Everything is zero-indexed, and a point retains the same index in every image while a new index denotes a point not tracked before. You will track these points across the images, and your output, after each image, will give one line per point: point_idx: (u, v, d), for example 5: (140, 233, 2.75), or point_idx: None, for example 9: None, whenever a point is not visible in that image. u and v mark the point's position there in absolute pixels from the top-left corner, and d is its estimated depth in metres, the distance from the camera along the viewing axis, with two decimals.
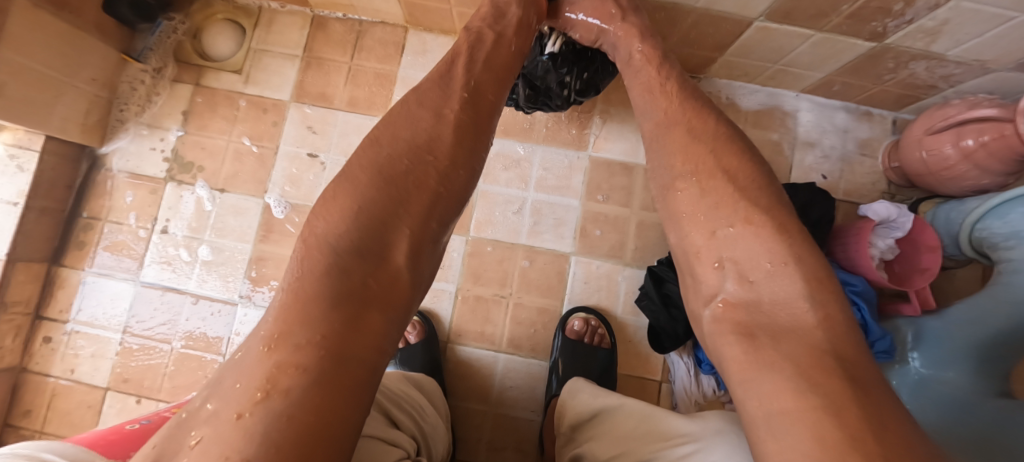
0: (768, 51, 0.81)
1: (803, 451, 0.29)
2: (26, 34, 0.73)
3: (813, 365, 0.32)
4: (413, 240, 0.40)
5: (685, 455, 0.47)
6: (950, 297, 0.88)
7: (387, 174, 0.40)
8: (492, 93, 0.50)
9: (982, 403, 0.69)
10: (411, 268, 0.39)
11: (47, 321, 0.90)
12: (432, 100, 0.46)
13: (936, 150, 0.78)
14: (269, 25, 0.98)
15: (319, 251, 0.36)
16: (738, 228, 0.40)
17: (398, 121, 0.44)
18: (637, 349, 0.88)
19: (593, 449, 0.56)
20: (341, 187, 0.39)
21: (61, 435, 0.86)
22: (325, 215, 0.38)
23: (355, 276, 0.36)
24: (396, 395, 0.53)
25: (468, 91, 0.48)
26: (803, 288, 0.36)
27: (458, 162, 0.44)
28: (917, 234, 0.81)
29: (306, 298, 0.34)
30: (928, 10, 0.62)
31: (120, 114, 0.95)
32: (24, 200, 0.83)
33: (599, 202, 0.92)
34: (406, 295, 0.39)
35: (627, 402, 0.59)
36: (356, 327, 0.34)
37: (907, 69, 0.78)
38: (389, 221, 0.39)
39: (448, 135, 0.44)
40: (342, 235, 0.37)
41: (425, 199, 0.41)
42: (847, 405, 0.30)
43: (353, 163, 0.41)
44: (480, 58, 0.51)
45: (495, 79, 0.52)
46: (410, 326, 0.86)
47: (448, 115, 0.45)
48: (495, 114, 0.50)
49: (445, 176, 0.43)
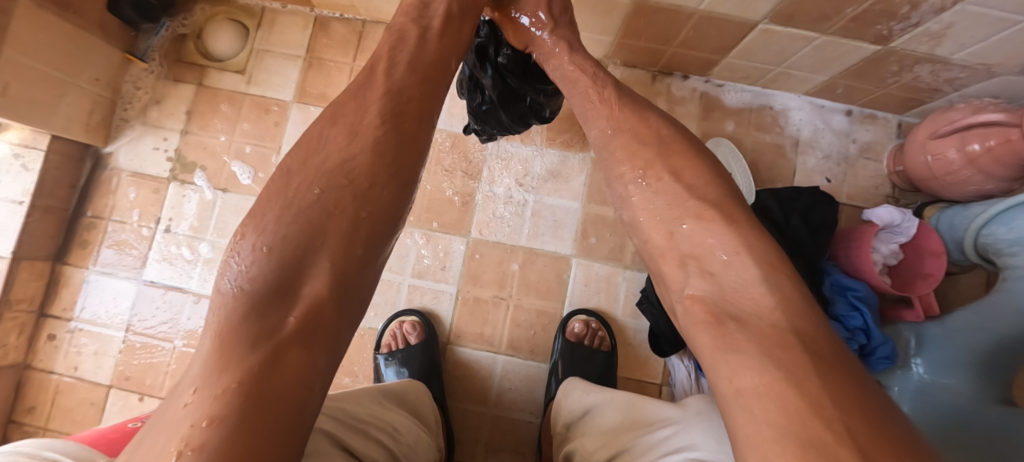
0: (770, 53, 0.80)
1: (767, 421, 0.29)
2: (29, 34, 0.74)
3: (778, 342, 0.32)
4: (337, 270, 0.33)
5: (665, 436, 0.48)
6: (953, 303, 0.87)
7: (295, 207, 0.33)
8: (425, 101, 0.41)
9: (982, 411, 0.68)
10: (338, 301, 0.32)
11: (51, 318, 0.91)
12: (346, 116, 0.37)
13: (941, 155, 0.78)
14: (271, 26, 0.98)
15: (226, 298, 0.31)
16: (691, 225, 0.40)
17: (307, 146, 0.36)
18: (637, 353, 0.87)
19: (583, 444, 0.55)
20: (244, 226, 0.33)
21: (64, 432, 0.87)
22: (229, 258, 0.32)
23: (270, 317, 0.30)
24: (356, 420, 0.51)
25: (390, 102, 0.38)
26: (758, 273, 0.36)
27: (385, 179, 0.36)
28: (921, 240, 0.81)
29: (213, 348, 0.29)
30: (933, 13, 0.61)
31: (123, 113, 0.95)
32: (29, 199, 0.84)
33: (598, 203, 0.91)
34: (336, 330, 0.32)
35: (616, 396, 0.59)
36: (271, 373, 0.28)
37: (911, 73, 0.77)
38: (301, 254, 0.32)
39: (366, 153, 0.36)
40: (247, 279, 0.31)
41: (344, 225, 0.33)
42: (808, 376, 0.29)
43: (259, 197, 0.34)
44: (402, 61, 0.41)
45: (415, 85, 0.41)
46: (411, 327, 0.86)
47: (366, 129, 0.37)
48: (425, 123, 0.40)
49: (366, 197, 0.34)
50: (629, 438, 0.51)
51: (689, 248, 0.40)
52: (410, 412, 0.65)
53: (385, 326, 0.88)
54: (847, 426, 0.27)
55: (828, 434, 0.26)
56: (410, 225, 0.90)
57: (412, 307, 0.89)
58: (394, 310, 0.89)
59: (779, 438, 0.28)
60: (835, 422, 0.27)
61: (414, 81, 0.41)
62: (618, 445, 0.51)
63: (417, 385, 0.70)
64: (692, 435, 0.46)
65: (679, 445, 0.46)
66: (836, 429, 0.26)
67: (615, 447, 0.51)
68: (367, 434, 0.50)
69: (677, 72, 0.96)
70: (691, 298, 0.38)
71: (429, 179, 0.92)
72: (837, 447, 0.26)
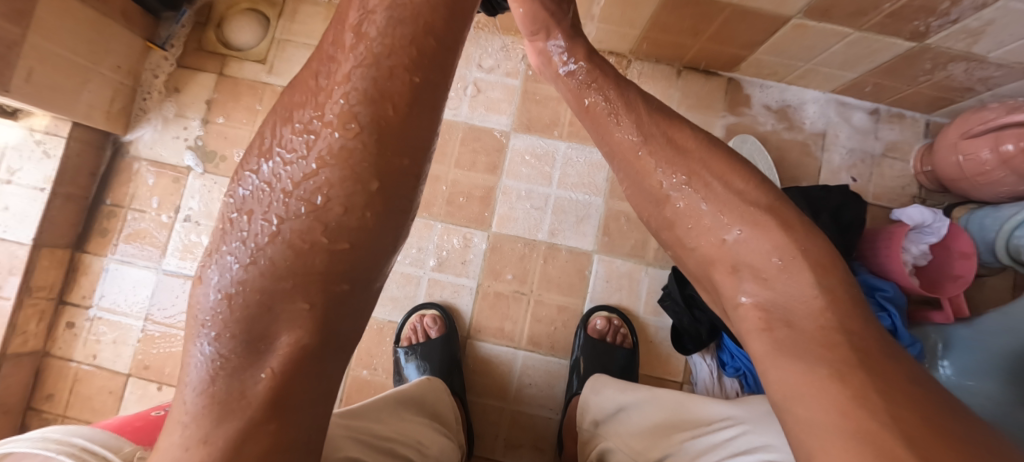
0: (801, 49, 0.79)
1: (811, 418, 0.28)
2: (52, 20, 0.73)
3: (822, 342, 0.31)
4: (315, 321, 0.27)
5: (731, 436, 0.48)
6: (980, 306, 0.86)
7: (252, 242, 0.26)
8: (417, 72, 0.26)
9: (1011, 414, 0.68)
10: (318, 352, 0.29)
11: (70, 306, 0.91)
12: (302, 107, 0.26)
13: (974, 155, 0.76)
14: (293, 16, 0.97)
15: (199, 356, 0.28)
16: (748, 231, 0.37)
17: (260, 154, 0.26)
18: (658, 350, 0.87)
19: (627, 443, 0.55)
20: (205, 260, 0.27)
21: (83, 419, 0.87)
22: (194, 305, 0.28)
23: (246, 376, 0.28)
24: (379, 437, 0.49)
25: (368, 77, 0.25)
26: (811, 276, 0.34)
27: (365, 201, 0.25)
28: (951, 240, 0.80)
29: (195, 409, 0.28)
30: (974, 9, 0.60)
31: (143, 102, 0.95)
32: (50, 186, 0.84)
33: (620, 199, 0.90)
34: (323, 379, 0.30)
35: (658, 393, 0.59)
36: (246, 441, 0.28)
37: (944, 71, 0.76)
38: (268, 300, 0.26)
39: (331, 163, 0.25)
40: (214, 334, 0.27)
41: (317, 267, 0.25)
42: (853, 370, 0.28)
43: (218, 223, 0.28)
44: (380, 6, 0.26)
45: (407, 45, 0.26)
46: (432, 320, 0.85)
47: (327, 129, 0.25)
48: (423, 104, 0.26)
49: (339, 227, 0.25)
50: (687, 436, 0.51)
51: (754, 266, 0.37)
52: (429, 412, 0.64)
53: (406, 318, 0.87)
54: (895, 415, 0.25)
55: (873, 423, 0.25)
56: (432, 217, 0.90)
57: (432, 300, 0.88)
58: (413, 304, 0.89)
59: (823, 433, 0.27)
60: (882, 413, 0.26)
61: (399, 39, 0.25)
62: (671, 443, 0.51)
63: (436, 384, 0.69)
64: (765, 435, 0.45)
65: (751, 445, 0.45)
66: (882, 419, 0.25)
67: (667, 446, 0.51)
68: (392, 452, 0.48)
69: (693, 66, 0.94)
70: (747, 306, 0.37)
71: (451, 174, 0.91)
72: (884, 435, 0.25)
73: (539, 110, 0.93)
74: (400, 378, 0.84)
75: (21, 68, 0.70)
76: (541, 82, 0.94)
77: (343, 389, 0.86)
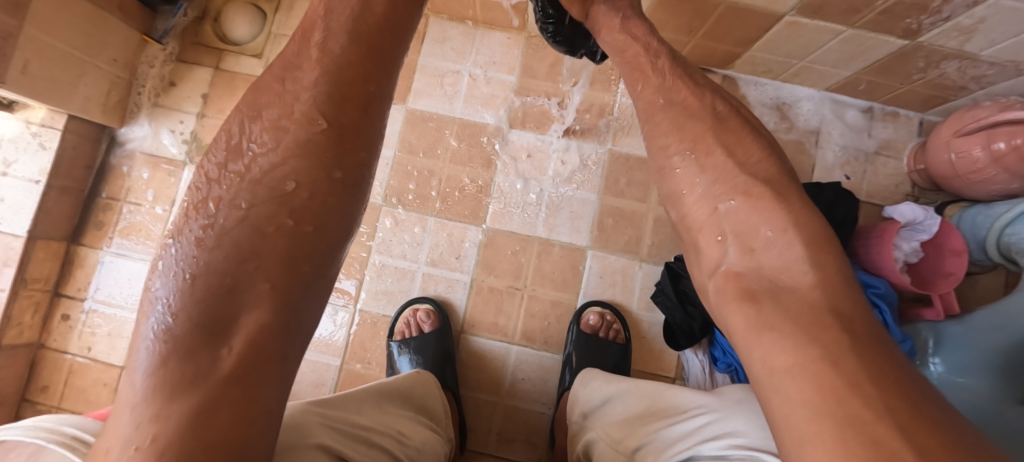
0: (794, 47, 0.79)
1: (803, 402, 0.27)
2: (47, 12, 0.73)
3: (812, 320, 0.30)
4: (276, 294, 0.32)
5: (701, 425, 0.48)
6: (972, 304, 0.86)
7: (217, 224, 0.31)
8: (371, 83, 0.36)
9: (1002, 411, 0.68)
10: (281, 325, 0.32)
11: (65, 298, 0.91)
12: (269, 108, 0.33)
13: (966, 153, 0.77)
14: (289, 11, 0.97)
15: (148, 339, 0.30)
16: (738, 202, 0.37)
17: (227, 150, 0.32)
18: (651, 346, 0.87)
19: (608, 432, 0.56)
20: (166, 245, 0.32)
21: (77, 411, 0.87)
22: (151, 288, 0.31)
23: (205, 354, 0.30)
24: (353, 429, 0.49)
25: (327, 85, 0.34)
26: (802, 251, 0.34)
27: (327, 187, 0.32)
28: (943, 238, 0.80)
29: (142, 391, 0.29)
30: (966, 7, 0.60)
31: (138, 96, 0.95)
32: (46, 179, 0.84)
33: (615, 196, 0.91)
34: (282, 359, 0.32)
35: (639, 384, 0.59)
36: (206, 419, 0.28)
37: (937, 69, 0.76)
38: (233, 277, 0.31)
39: (297, 154, 0.32)
40: (169, 314, 0.30)
41: (281, 245, 0.31)
42: (845, 353, 0.28)
43: (179, 211, 0.32)
44: (340, 27, 0.35)
45: (359, 61, 0.35)
46: (425, 315, 0.86)
47: (295, 125, 0.32)
48: (372, 108, 0.36)
49: (302, 207, 0.32)
50: (660, 424, 0.51)
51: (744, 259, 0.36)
52: (416, 407, 0.64)
53: (400, 312, 0.88)
54: (888, 404, 0.25)
55: (866, 411, 0.25)
56: (427, 211, 0.90)
57: (426, 295, 0.89)
58: (407, 298, 0.89)
59: (814, 418, 0.26)
60: (875, 401, 0.26)
61: (356, 56, 0.35)
62: (646, 432, 0.52)
63: (425, 379, 0.69)
64: (735, 422, 0.46)
65: (720, 431, 0.46)
66: (875, 407, 0.25)
67: (644, 434, 0.52)
68: (371, 443, 0.49)
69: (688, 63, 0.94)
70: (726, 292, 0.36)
71: (446, 169, 0.91)
72: (877, 426, 0.25)
73: (535, 106, 0.93)
74: (393, 372, 0.85)
75: (16, 60, 0.70)
76: (537, 79, 0.94)
77: (338, 382, 0.87)
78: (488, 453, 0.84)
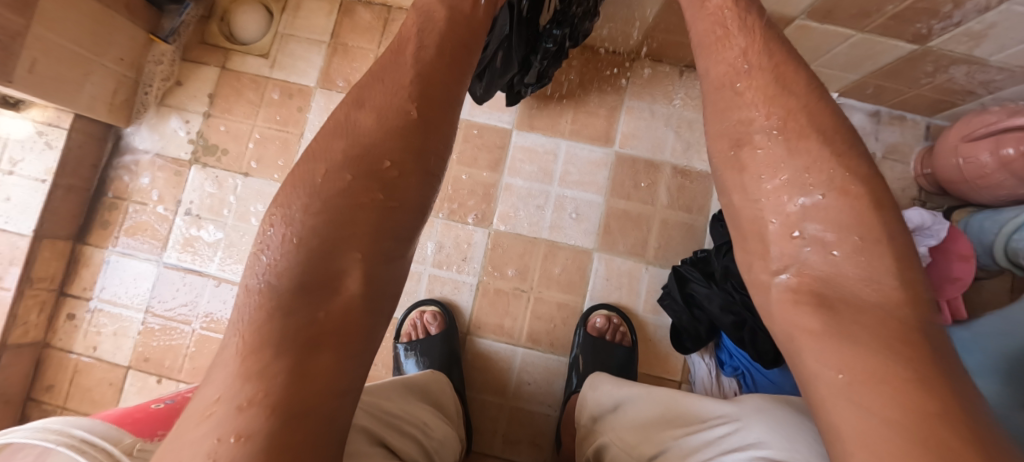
0: (802, 50, 0.79)
1: (885, 422, 0.26)
2: (55, 11, 0.73)
3: (898, 336, 0.28)
4: (371, 266, 0.32)
5: (723, 435, 0.47)
6: (979, 309, 0.86)
7: (320, 192, 0.32)
8: (453, 84, 0.38)
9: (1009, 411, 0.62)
10: (369, 299, 0.32)
11: (70, 297, 0.91)
12: (376, 99, 0.35)
13: (974, 158, 0.76)
14: (295, 11, 0.97)
15: (255, 296, 0.30)
16: (830, 199, 0.32)
17: (331, 130, 0.34)
18: (657, 349, 0.87)
19: (620, 438, 0.56)
20: (272, 215, 0.32)
21: (83, 411, 0.87)
22: (260, 249, 0.32)
23: (303, 311, 0.30)
24: (388, 415, 0.49)
25: (420, 82, 0.36)
26: (893, 264, 0.30)
27: (414, 166, 0.34)
28: (951, 243, 0.80)
29: (244, 344, 0.29)
30: (977, 12, 0.60)
31: (144, 96, 0.94)
32: (52, 178, 0.84)
33: (622, 197, 0.91)
34: (369, 332, 0.32)
35: (652, 390, 0.59)
36: (303, 377, 0.28)
37: (945, 74, 0.76)
38: (333, 244, 0.31)
39: (391, 136, 0.34)
40: (275, 274, 0.31)
41: (373, 218, 0.32)
42: (933, 376, 0.26)
43: (286, 180, 0.33)
44: (432, 43, 0.38)
45: (440, 69, 0.37)
46: (431, 317, 0.85)
47: (394, 113, 0.34)
48: (451, 107, 0.37)
49: (394, 184, 0.33)
50: (681, 433, 0.51)
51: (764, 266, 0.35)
52: (433, 403, 0.64)
53: (406, 314, 0.88)
54: (974, 432, 0.24)
55: (954, 439, 0.24)
56: (433, 213, 0.90)
57: (433, 296, 0.89)
58: (414, 299, 0.89)
59: (898, 440, 0.25)
60: (962, 428, 0.25)
61: (441, 61, 0.37)
62: (665, 439, 0.51)
63: (438, 377, 0.69)
64: (756, 432, 0.45)
65: (743, 442, 0.45)
66: (962, 435, 0.24)
67: (661, 441, 0.52)
68: (402, 429, 0.48)
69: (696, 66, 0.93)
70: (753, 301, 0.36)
71: (452, 170, 0.91)
72: (964, 452, 0.24)
73: (541, 108, 0.93)
74: (399, 373, 0.85)
75: (24, 59, 0.70)
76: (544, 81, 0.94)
77: None
78: (493, 453, 0.84)
